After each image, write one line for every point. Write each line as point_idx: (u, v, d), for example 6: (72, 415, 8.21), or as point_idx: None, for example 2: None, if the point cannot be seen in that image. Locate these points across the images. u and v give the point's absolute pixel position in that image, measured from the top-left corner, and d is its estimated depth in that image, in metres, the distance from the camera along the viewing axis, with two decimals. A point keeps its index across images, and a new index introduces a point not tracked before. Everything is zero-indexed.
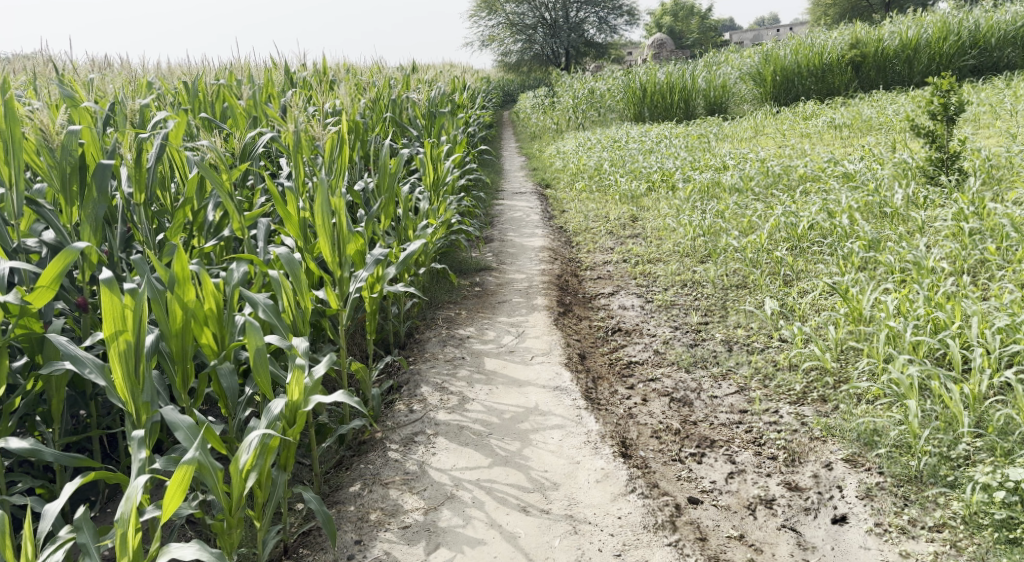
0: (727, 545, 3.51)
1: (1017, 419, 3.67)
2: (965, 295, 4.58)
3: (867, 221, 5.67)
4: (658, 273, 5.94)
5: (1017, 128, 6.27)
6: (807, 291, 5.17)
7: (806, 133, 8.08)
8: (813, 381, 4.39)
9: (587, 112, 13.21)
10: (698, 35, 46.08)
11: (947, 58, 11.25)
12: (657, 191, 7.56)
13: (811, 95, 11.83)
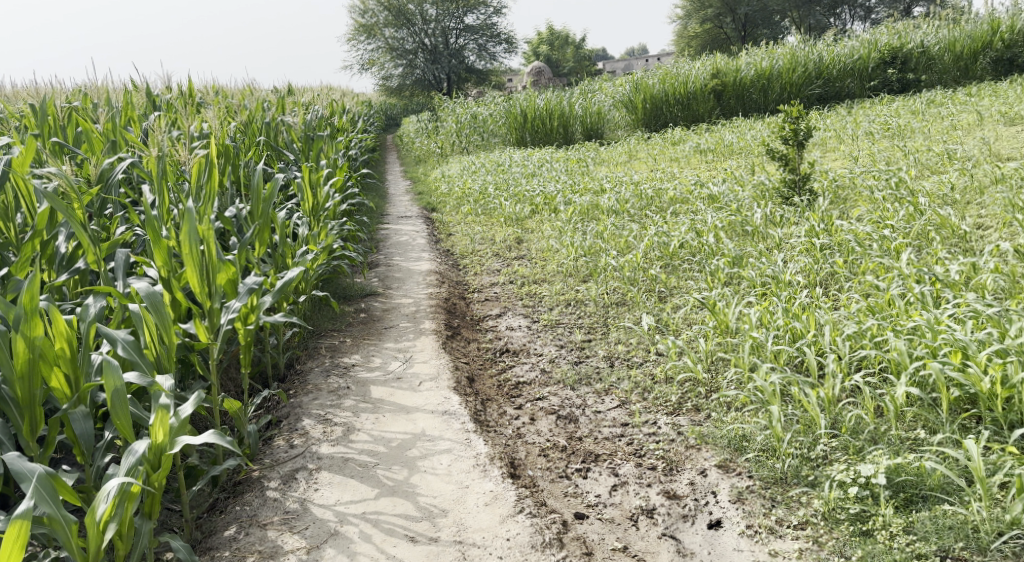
0: (612, 557, 3.66)
1: (866, 419, 4.01)
2: (818, 307, 4.89)
3: (731, 239, 6.02)
4: (543, 293, 6.10)
5: (859, 151, 6.84)
6: (680, 306, 5.44)
7: (674, 157, 8.53)
8: (687, 391, 4.63)
9: (471, 137, 13.38)
10: (575, 63, 47.59)
11: (797, 87, 12.32)
12: (540, 214, 7.78)
13: (678, 122, 12.40)
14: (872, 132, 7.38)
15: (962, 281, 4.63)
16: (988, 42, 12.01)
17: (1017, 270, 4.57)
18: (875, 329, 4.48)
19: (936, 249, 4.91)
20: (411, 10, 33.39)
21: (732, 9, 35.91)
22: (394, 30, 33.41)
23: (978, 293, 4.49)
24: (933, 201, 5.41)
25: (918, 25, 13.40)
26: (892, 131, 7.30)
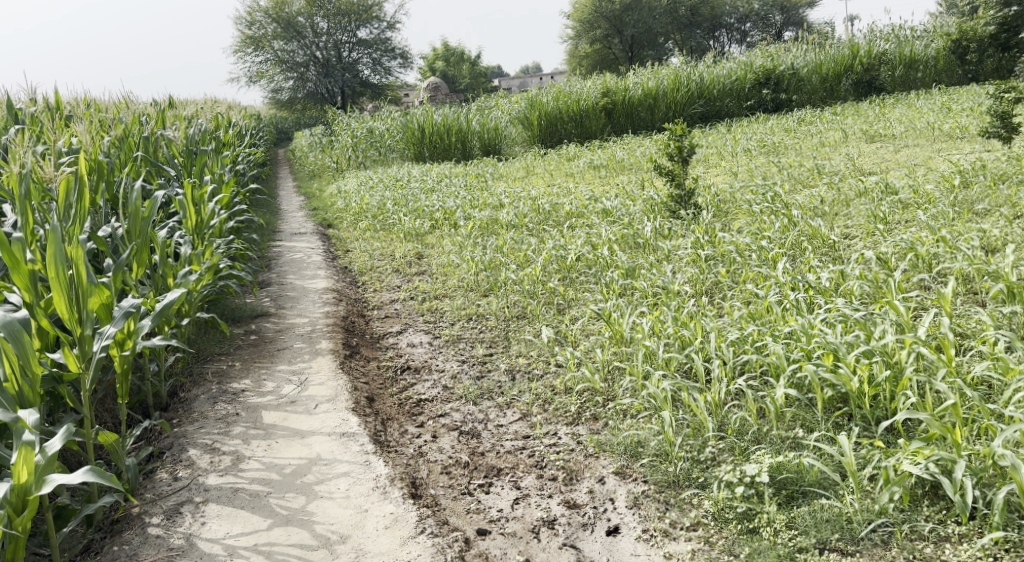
0: None
1: (750, 420, 4.20)
2: (704, 314, 5.09)
3: (624, 251, 6.20)
4: (444, 309, 6.13)
5: (739, 166, 7.22)
6: (578, 317, 5.57)
7: (569, 172, 8.77)
8: (586, 401, 4.73)
9: (367, 151, 13.29)
10: (470, 80, 48.12)
11: (680, 106, 12.87)
12: (440, 229, 7.87)
13: (572, 139, 12.78)
14: (751, 150, 7.79)
15: (832, 287, 4.87)
16: (849, 65, 13.46)
17: (881, 276, 4.80)
18: (755, 334, 4.65)
19: (809, 258, 5.19)
20: (303, 22, 32.94)
21: (620, 31, 37.13)
22: (283, 43, 33.09)
23: (847, 299, 4.66)
24: (806, 212, 5.77)
25: (787, 48, 14.36)
26: (767, 148, 7.75)
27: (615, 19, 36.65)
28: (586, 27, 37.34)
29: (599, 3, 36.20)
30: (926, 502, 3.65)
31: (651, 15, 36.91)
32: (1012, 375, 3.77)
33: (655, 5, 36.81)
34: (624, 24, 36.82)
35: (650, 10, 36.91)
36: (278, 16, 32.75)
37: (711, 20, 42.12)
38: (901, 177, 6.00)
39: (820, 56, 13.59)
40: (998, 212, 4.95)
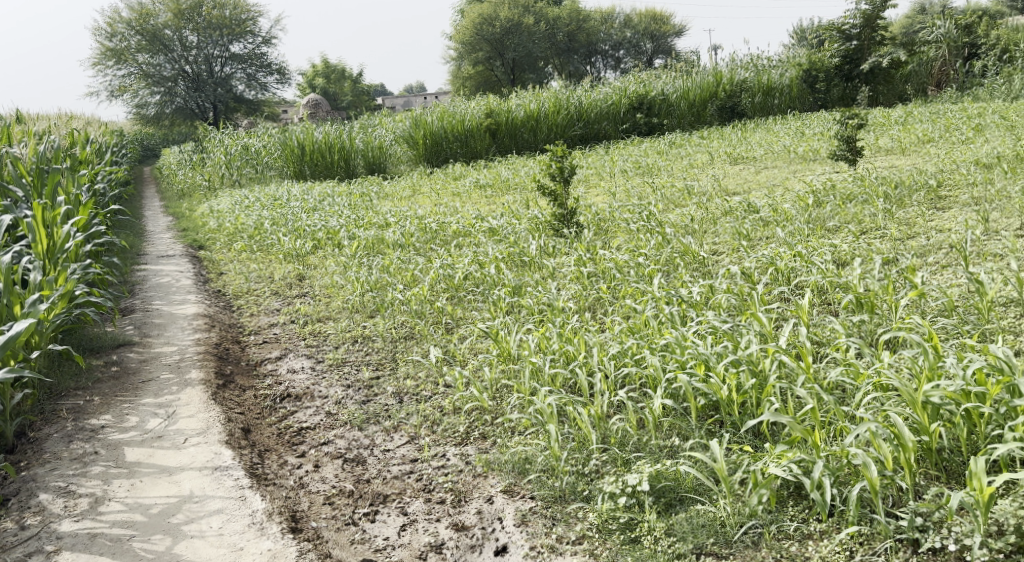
0: None
1: (632, 431, 4.31)
2: (586, 330, 5.20)
3: (511, 269, 6.28)
4: (328, 332, 6.04)
5: (617, 187, 7.49)
6: (466, 336, 5.60)
7: (455, 192, 8.90)
8: (474, 421, 4.74)
9: (242, 169, 12.95)
10: (352, 97, 47.98)
11: (561, 128, 13.26)
12: (323, 249, 7.81)
13: (458, 158, 12.88)
14: (626, 171, 8.13)
15: (703, 300, 5.08)
16: (715, 91, 14.26)
17: (744, 290, 5.08)
18: (634, 347, 4.77)
19: (681, 273, 5.42)
20: (168, 35, 32.38)
21: (501, 53, 37.79)
22: (149, 56, 32.23)
23: (715, 312, 4.91)
24: (677, 230, 6.05)
25: (658, 74, 14.99)
26: (642, 169, 8.12)
27: (496, 42, 37.25)
28: (467, 49, 37.77)
29: (481, 26, 36.67)
30: (791, 501, 3.81)
31: (531, 40, 37.64)
32: (864, 380, 3.98)
33: (534, 30, 37.66)
34: (505, 46, 37.41)
35: (530, 35, 37.74)
36: (142, 28, 32.04)
37: (588, 45, 43.38)
38: (761, 197, 6.38)
39: (687, 83, 14.24)
40: (847, 228, 5.34)
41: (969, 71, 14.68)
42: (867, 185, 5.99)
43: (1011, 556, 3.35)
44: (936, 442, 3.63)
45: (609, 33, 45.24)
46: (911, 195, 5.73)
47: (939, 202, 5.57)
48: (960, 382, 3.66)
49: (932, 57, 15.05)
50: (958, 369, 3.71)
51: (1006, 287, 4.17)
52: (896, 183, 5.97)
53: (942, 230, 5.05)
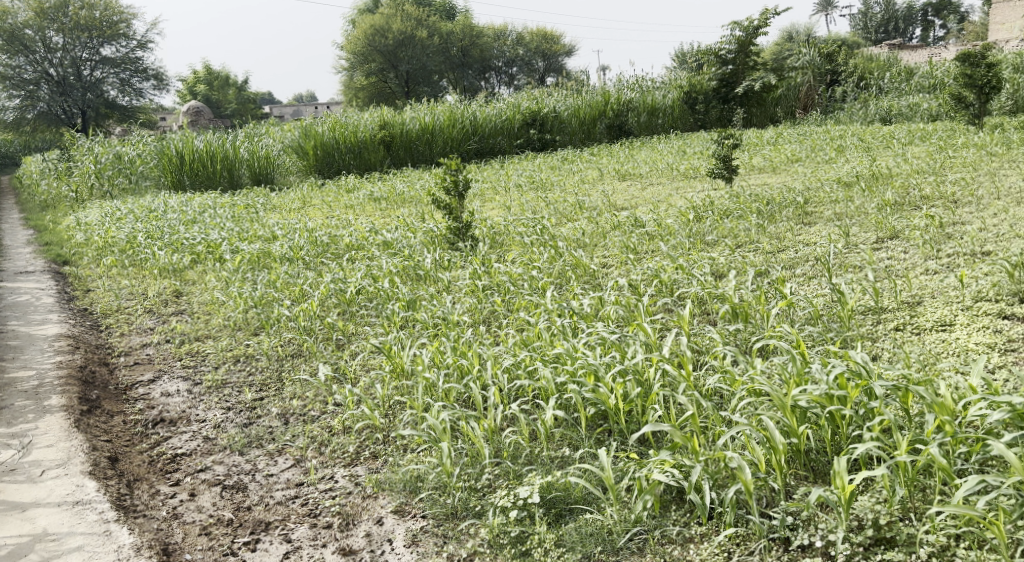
0: None
1: (524, 443, 4.25)
2: (480, 343, 5.08)
3: (405, 283, 6.20)
4: (207, 351, 5.78)
5: (511, 202, 7.61)
6: (357, 352, 5.41)
7: (348, 205, 8.85)
8: (365, 440, 4.56)
9: (115, 180, 12.26)
10: (236, 105, 47.04)
11: (457, 141, 13.35)
12: (202, 263, 7.55)
13: (351, 169, 12.81)
14: (521, 185, 8.31)
15: (594, 313, 5.14)
16: (603, 110, 14.71)
17: (631, 301, 5.19)
18: (527, 359, 4.68)
19: (574, 286, 5.47)
20: (29, 35, 30.58)
21: (394, 65, 37.75)
22: (7, 57, 30.33)
23: (605, 323, 4.99)
24: (570, 243, 6.20)
25: (549, 93, 15.36)
26: (536, 183, 8.32)
27: (389, 55, 37.23)
28: (359, 60, 37.54)
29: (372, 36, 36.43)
30: (674, 506, 3.80)
31: (425, 54, 37.95)
32: (739, 386, 4.08)
33: (427, 43, 37.86)
34: (398, 59, 37.45)
35: (424, 48, 37.95)
36: None
37: (481, 61, 43.88)
38: (646, 212, 6.64)
39: (578, 101, 14.60)
40: (724, 243, 5.61)
41: (831, 96, 15.65)
42: (742, 202, 6.29)
43: (870, 550, 3.40)
44: (803, 444, 3.71)
45: (501, 50, 45.93)
46: (781, 210, 6.08)
47: (806, 217, 5.94)
48: (824, 385, 3.76)
49: (799, 83, 16.00)
50: (823, 374, 3.81)
51: (864, 295, 4.47)
52: (767, 201, 6.31)
53: (809, 244, 5.39)
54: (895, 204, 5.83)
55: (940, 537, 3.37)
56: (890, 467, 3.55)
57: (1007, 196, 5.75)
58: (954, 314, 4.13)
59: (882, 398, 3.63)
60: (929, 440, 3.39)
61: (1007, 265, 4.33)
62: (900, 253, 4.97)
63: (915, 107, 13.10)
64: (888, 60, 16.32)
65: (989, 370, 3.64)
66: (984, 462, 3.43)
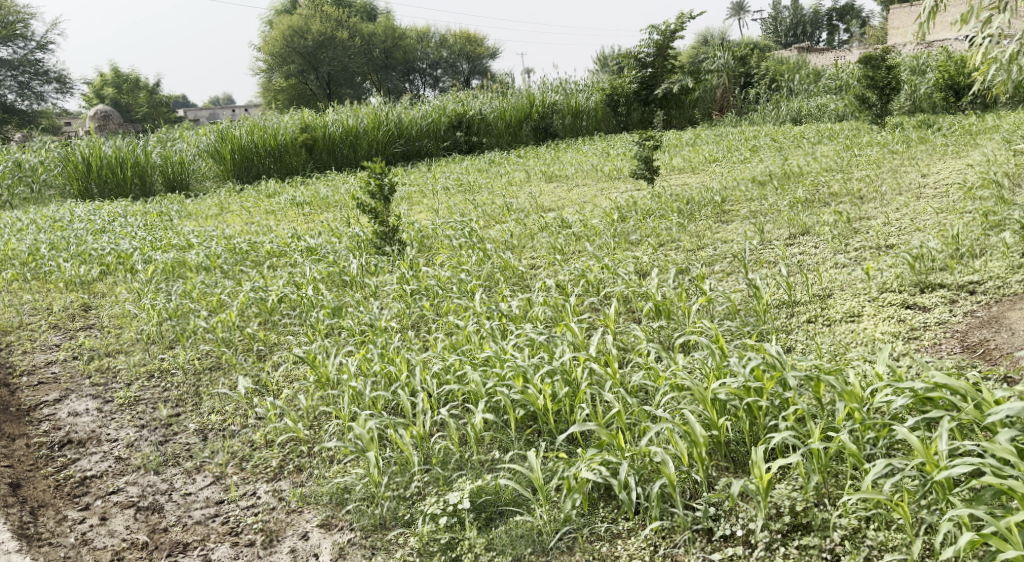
0: None
1: (454, 448, 4.02)
2: (409, 349, 4.85)
3: (330, 289, 5.94)
4: (118, 367, 5.32)
5: (438, 204, 7.64)
6: (280, 363, 5.11)
7: (269, 211, 8.76)
8: (289, 453, 4.31)
9: (15, 188, 11.56)
10: (147, 108, 45.83)
11: (382, 144, 13.33)
12: (113, 275, 7.01)
13: (271, 174, 12.53)
14: (449, 188, 8.33)
15: (522, 314, 4.96)
16: (528, 113, 14.90)
17: (559, 301, 5.13)
18: (456, 363, 4.43)
19: (502, 288, 5.40)
20: None
21: (316, 68, 37.21)
22: None
23: (533, 324, 4.84)
24: (498, 245, 6.22)
25: (475, 94, 15.49)
26: (464, 187, 8.36)
27: (309, 56, 36.66)
28: (279, 61, 36.59)
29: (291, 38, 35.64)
30: (602, 502, 3.68)
31: (346, 55, 37.69)
32: (662, 381, 4.04)
33: (348, 45, 37.62)
34: (319, 61, 37.00)
35: (345, 50, 37.65)
36: None
37: (405, 64, 43.89)
38: (572, 213, 6.75)
39: (503, 104, 14.77)
40: (647, 241, 5.73)
41: (745, 98, 16.37)
42: (663, 201, 6.46)
43: (788, 537, 3.37)
44: (724, 436, 3.72)
45: (426, 52, 46.14)
46: (700, 210, 6.24)
47: (723, 216, 6.12)
48: (741, 377, 3.77)
49: (714, 85, 16.49)
50: (740, 367, 3.82)
51: (777, 289, 4.63)
52: (687, 200, 6.47)
53: (726, 241, 5.56)
54: (805, 202, 6.06)
55: (852, 520, 3.38)
56: (805, 453, 3.57)
57: (907, 192, 6.04)
58: (861, 306, 4.30)
59: (795, 388, 3.68)
60: (840, 427, 3.44)
61: (909, 257, 4.55)
62: (811, 249, 5.15)
63: (822, 108, 13.82)
64: (796, 62, 17.02)
65: (895, 357, 3.79)
66: (890, 446, 3.51)
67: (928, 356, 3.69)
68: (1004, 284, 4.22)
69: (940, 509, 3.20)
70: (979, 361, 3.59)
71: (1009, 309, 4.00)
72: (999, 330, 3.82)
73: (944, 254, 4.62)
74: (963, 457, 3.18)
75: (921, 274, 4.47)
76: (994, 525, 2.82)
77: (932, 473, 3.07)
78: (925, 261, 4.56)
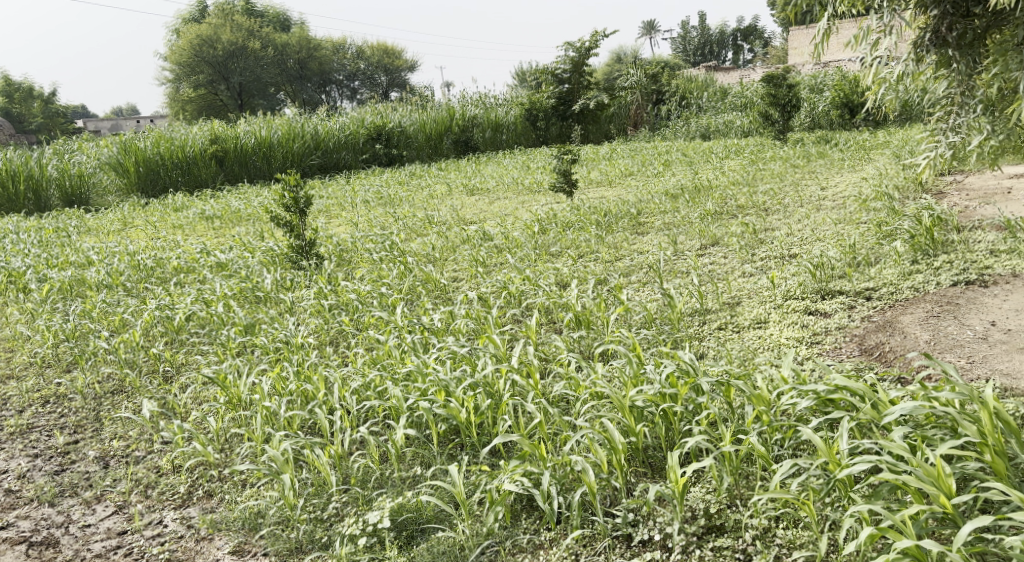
0: None
1: (374, 466, 3.94)
2: (326, 366, 4.73)
3: (242, 306, 5.74)
4: (10, 394, 5.02)
5: (358, 217, 7.63)
6: (188, 385, 4.90)
7: (178, 224, 8.63)
8: (198, 478, 4.13)
9: None
10: (43, 118, 44.02)
11: (297, 155, 13.13)
12: (3, 294, 6.64)
13: (180, 187, 12.04)
14: (368, 201, 8.35)
15: (444, 327, 4.92)
16: (448, 125, 14.98)
17: (480, 314, 5.14)
18: (376, 379, 4.38)
19: (423, 301, 5.37)
20: None
21: (226, 78, 36.36)
22: None
23: (456, 337, 4.80)
24: (419, 258, 6.21)
25: (394, 107, 15.51)
26: (384, 200, 8.37)
27: (219, 66, 35.86)
28: (186, 71, 35.53)
29: (199, 47, 34.83)
30: (524, 514, 3.67)
31: (258, 66, 37.03)
32: (582, 390, 4.04)
33: (260, 55, 37.02)
34: (229, 70, 36.24)
35: (257, 60, 36.98)
36: None
37: (320, 75, 43.53)
38: (494, 226, 6.84)
39: (422, 116, 14.81)
40: (567, 253, 5.85)
41: (658, 114, 16.91)
42: (582, 214, 6.62)
43: (703, 539, 3.44)
44: (642, 442, 3.74)
45: (341, 63, 45.81)
46: (617, 222, 6.42)
47: (639, 228, 6.30)
48: (657, 384, 3.86)
49: (629, 101, 16.99)
50: (655, 374, 3.91)
51: (690, 298, 4.80)
52: (605, 212, 6.65)
53: (643, 252, 5.72)
54: (715, 213, 6.29)
55: (762, 519, 3.46)
56: (717, 457, 3.64)
57: (808, 204, 6.33)
58: (767, 313, 4.49)
59: (708, 393, 3.80)
60: (749, 429, 3.55)
61: (810, 266, 4.79)
62: (721, 259, 5.35)
63: (729, 124, 14.44)
64: (704, 80, 17.67)
65: (799, 361, 3.97)
66: (795, 446, 3.63)
67: (829, 360, 3.88)
68: (896, 290, 4.49)
69: (843, 506, 3.32)
70: (875, 363, 3.80)
71: (901, 313, 4.24)
72: (893, 333, 4.03)
73: (842, 262, 4.87)
74: (861, 454, 3.34)
75: (822, 281, 4.70)
76: (890, 519, 2.97)
77: (835, 472, 3.21)
78: (825, 269, 4.80)
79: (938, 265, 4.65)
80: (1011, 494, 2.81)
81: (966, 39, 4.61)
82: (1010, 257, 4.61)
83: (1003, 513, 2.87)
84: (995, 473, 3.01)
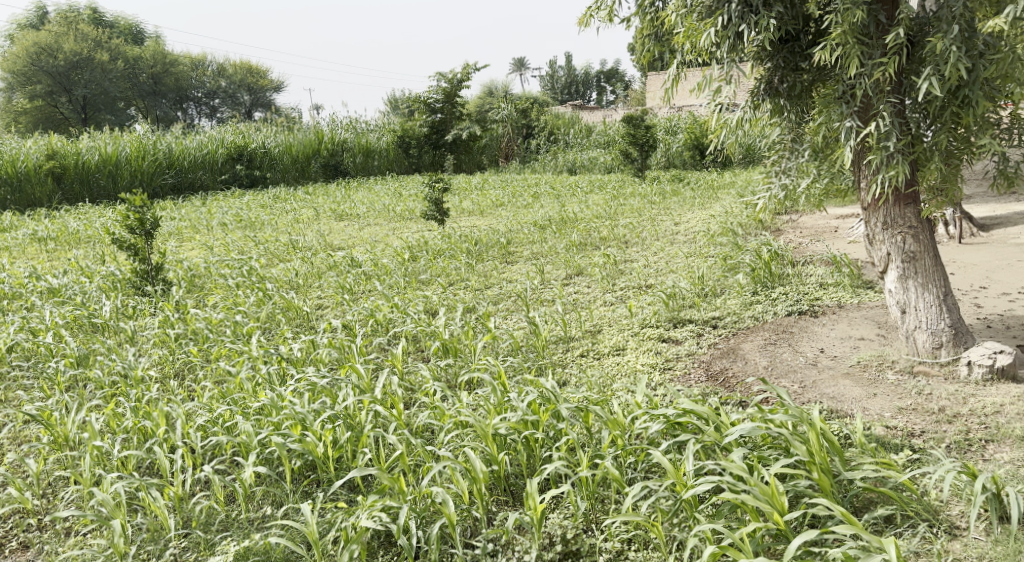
0: None
1: (217, 508, 3.85)
2: (168, 400, 4.57)
3: (74, 336, 5.48)
4: None
5: (213, 241, 7.49)
6: (6, 423, 4.64)
7: (5, 246, 8.22)
8: (11, 528, 3.91)
9: None
10: None
11: (147, 174, 12.62)
12: None
13: (8, 206, 11.27)
14: (226, 223, 8.24)
15: (303, 357, 4.89)
16: (317, 149, 15.11)
17: (344, 341, 5.14)
18: (225, 413, 4.28)
19: (283, 330, 5.32)
20: None
21: (67, 89, 34.41)
22: None
23: (317, 367, 4.77)
24: (280, 285, 6.14)
25: (257, 128, 15.34)
26: (243, 223, 8.27)
27: (60, 77, 33.92)
28: (21, 80, 33.41)
29: (40, 57, 32.92)
30: (381, 550, 3.65)
31: (105, 78, 35.16)
32: (446, 419, 4.06)
33: (108, 68, 35.25)
34: (71, 82, 34.22)
35: (104, 72, 35.14)
36: None
37: (178, 91, 42.02)
38: (363, 252, 6.88)
39: (288, 138, 14.87)
40: (437, 281, 5.95)
41: (527, 147, 17.60)
42: (453, 242, 6.74)
43: None
44: (503, 470, 3.78)
45: (200, 81, 44.51)
46: (487, 251, 6.58)
47: (508, 257, 6.49)
48: (519, 412, 3.93)
49: (500, 135, 17.42)
50: (518, 402, 3.99)
51: (555, 325, 4.97)
52: (475, 240, 6.79)
53: (511, 281, 5.90)
54: (579, 245, 6.55)
55: (615, 543, 3.57)
56: (574, 482, 3.73)
57: (662, 238, 6.66)
58: (625, 340, 4.70)
59: (567, 419, 3.91)
60: (604, 454, 3.68)
61: (662, 296, 5.04)
62: (584, 288, 5.56)
63: (593, 161, 15.00)
64: (571, 117, 18.30)
65: (653, 387, 4.17)
66: (647, 469, 3.77)
67: (679, 386, 4.09)
68: (739, 319, 4.80)
69: (689, 526, 3.47)
70: (719, 389, 4.05)
71: (743, 341, 4.54)
72: (735, 360, 4.32)
73: (692, 293, 5.16)
74: (706, 475, 3.51)
75: (673, 310, 4.96)
76: (731, 537, 3.12)
77: (682, 492, 3.35)
78: (677, 299, 5.07)
79: (775, 296, 5.03)
80: (834, 508, 3.03)
81: (796, 90, 4.47)
82: (836, 289, 5.07)
83: (829, 527, 3.10)
84: (822, 492, 3.24)
